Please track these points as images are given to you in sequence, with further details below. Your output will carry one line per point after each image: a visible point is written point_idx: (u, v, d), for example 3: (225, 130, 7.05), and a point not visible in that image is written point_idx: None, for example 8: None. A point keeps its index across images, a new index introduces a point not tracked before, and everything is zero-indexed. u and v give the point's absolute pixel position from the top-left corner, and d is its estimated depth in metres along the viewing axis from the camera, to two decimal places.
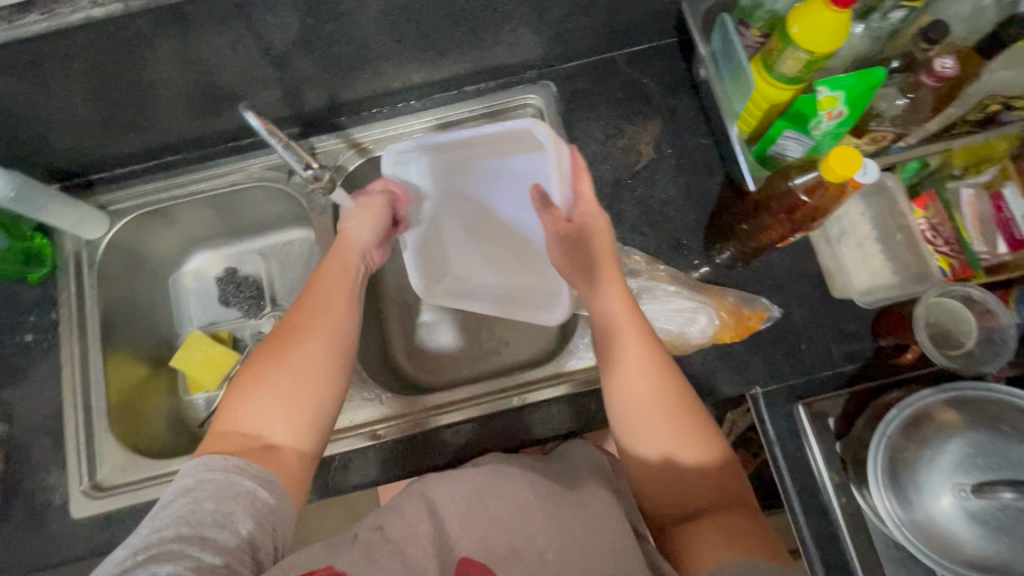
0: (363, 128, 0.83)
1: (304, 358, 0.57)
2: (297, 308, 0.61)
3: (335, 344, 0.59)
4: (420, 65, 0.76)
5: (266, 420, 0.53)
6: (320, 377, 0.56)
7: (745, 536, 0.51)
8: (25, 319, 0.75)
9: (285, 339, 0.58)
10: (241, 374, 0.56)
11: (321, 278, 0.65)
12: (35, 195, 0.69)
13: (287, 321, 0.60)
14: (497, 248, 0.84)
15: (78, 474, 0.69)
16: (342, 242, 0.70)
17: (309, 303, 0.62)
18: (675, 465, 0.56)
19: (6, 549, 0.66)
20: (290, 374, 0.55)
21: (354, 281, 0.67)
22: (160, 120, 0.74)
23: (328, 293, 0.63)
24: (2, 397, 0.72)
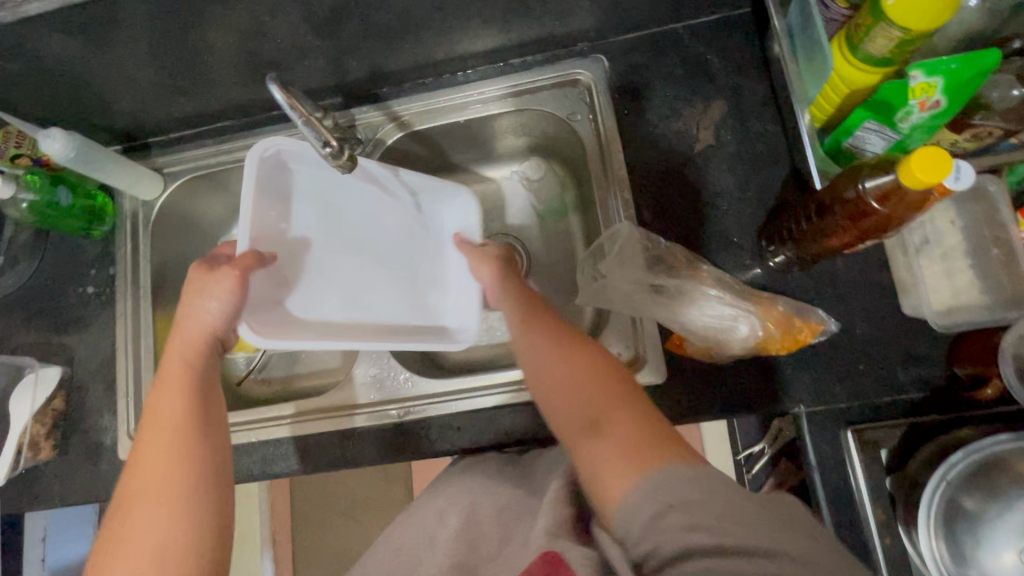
0: (404, 100, 0.80)
1: (146, 517, 0.48)
2: (132, 469, 0.51)
3: (179, 478, 0.50)
4: (464, 34, 0.72)
5: None
6: (167, 523, 0.48)
7: (651, 436, 0.48)
8: (87, 272, 0.80)
9: (127, 509, 0.49)
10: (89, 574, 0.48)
11: (149, 425, 0.54)
12: (94, 155, 0.72)
13: (127, 485, 0.51)
14: (361, 296, 0.69)
15: (126, 418, 0.75)
16: (180, 352, 0.58)
17: (149, 454, 0.52)
18: (584, 390, 0.52)
19: (65, 480, 0.74)
20: (132, 544, 0.47)
21: (189, 393, 0.56)
22: (208, 86, 0.75)
23: (164, 432, 0.53)
24: (65, 342, 0.78)
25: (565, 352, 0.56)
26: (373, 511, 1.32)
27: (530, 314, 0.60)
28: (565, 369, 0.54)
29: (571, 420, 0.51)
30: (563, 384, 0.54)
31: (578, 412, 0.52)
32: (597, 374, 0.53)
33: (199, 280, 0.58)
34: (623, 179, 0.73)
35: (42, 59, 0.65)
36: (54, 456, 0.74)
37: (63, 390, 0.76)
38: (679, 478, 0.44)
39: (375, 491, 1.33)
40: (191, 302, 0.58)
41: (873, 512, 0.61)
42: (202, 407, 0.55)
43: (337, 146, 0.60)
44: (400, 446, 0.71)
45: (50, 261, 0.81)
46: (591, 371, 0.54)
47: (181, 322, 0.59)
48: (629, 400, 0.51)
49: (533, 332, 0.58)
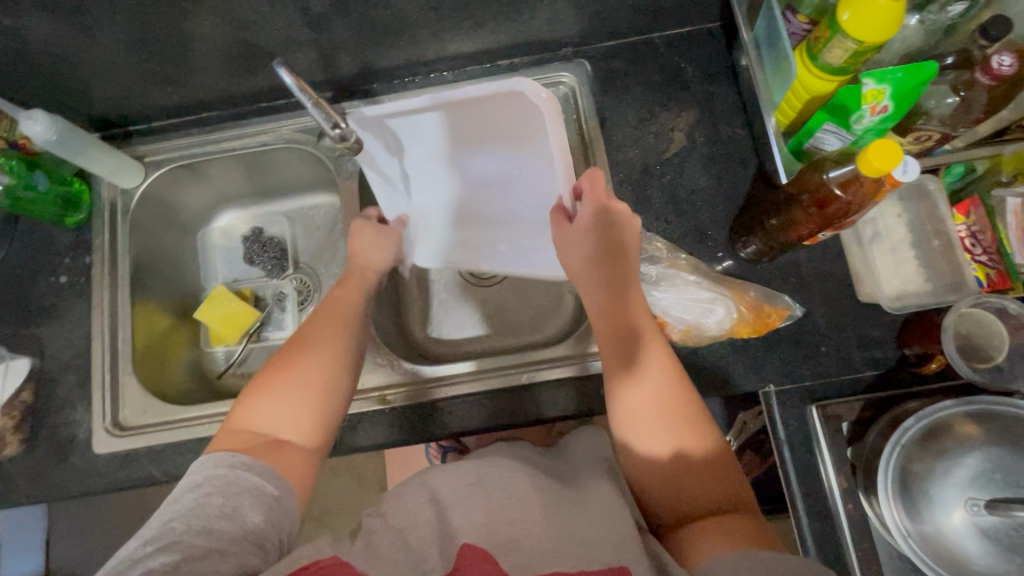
0: (394, 96, 0.82)
1: (313, 367, 0.61)
2: (306, 328, 0.65)
3: (337, 362, 0.63)
4: (455, 35, 0.75)
5: (279, 421, 0.58)
6: (323, 382, 0.61)
7: (745, 525, 0.53)
8: (60, 260, 0.77)
9: (297, 350, 0.63)
10: (251, 384, 0.60)
11: (330, 303, 0.69)
12: (77, 140, 0.70)
13: (300, 335, 0.65)
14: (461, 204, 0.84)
15: (101, 411, 0.72)
16: (359, 267, 0.74)
17: (322, 323, 0.66)
18: (685, 459, 0.57)
19: (32, 476, 0.70)
20: (293, 380, 0.60)
21: (362, 302, 0.71)
22: (196, 75, 0.75)
23: (338, 317, 0.67)
24: (34, 333, 0.75)
25: (663, 423, 0.58)
26: (347, 517, 1.29)
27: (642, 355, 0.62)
28: (663, 436, 0.58)
29: (670, 501, 0.56)
30: (664, 436, 0.58)
31: (679, 491, 0.56)
32: (695, 444, 0.58)
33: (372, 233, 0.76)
34: (606, 176, 0.78)
35: (24, 36, 0.63)
36: (22, 452, 0.71)
37: (32, 382, 0.73)
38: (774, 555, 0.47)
39: (349, 496, 1.30)
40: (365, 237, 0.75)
41: (837, 481, 0.66)
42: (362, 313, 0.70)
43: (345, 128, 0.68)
44: (391, 431, 0.72)
45: (19, 249, 0.78)
46: (683, 451, 0.57)
47: (370, 239, 0.75)
48: (720, 474, 0.57)
49: (634, 385, 0.60)
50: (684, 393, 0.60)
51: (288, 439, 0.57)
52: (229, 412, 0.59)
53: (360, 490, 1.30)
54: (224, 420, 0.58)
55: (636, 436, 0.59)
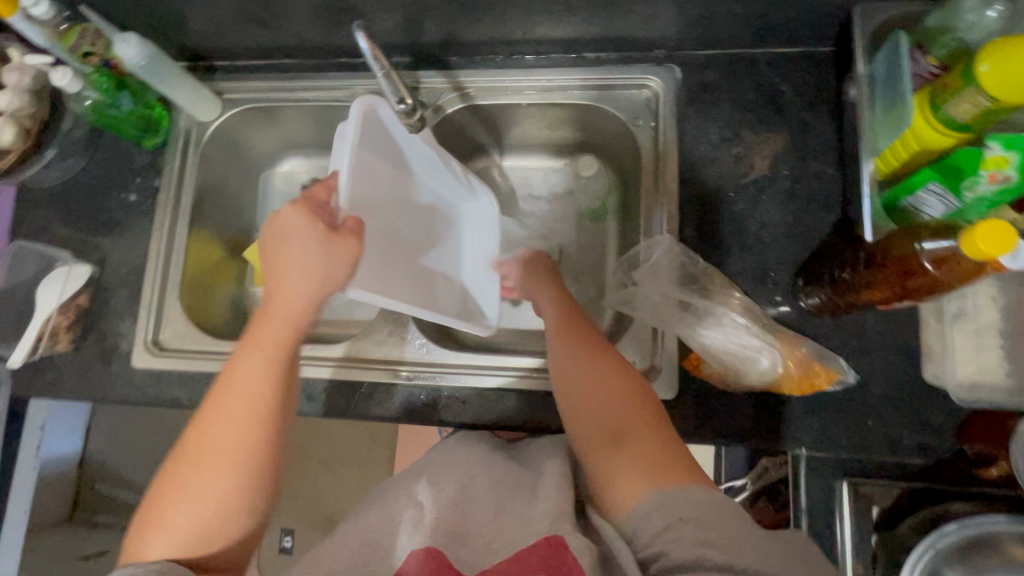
0: (471, 73, 0.80)
1: (211, 470, 0.50)
2: (205, 425, 0.52)
3: (244, 449, 0.51)
4: (545, 20, 0.72)
5: (179, 543, 0.49)
6: (222, 487, 0.50)
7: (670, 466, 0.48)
8: (133, 179, 0.81)
9: (193, 462, 0.51)
10: (151, 492, 0.51)
11: (232, 384, 0.53)
12: (160, 67, 0.72)
13: (193, 438, 0.52)
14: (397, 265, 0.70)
15: (145, 328, 0.76)
16: (282, 295, 0.56)
17: (226, 416, 0.52)
18: (609, 417, 0.53)
19: (77, 374, 0.75)
20: (191, 489, 0.50)
21: (280, 354, 0.55)
22: (284, 21, 0.75)
23: (248, 404, 0.53)
24: (100, 242, 0.80)
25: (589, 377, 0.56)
26: (353, 468, 1.33)
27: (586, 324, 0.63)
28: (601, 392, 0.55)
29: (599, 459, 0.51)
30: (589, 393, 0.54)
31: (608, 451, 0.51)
32: (624, 400, 0.54)
33: (295, 234, 0.56)
34: (673, 194, 0.73)
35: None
36: (71, 349, 0.76)
37: (90, 289, 0.78)
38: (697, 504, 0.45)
39: (358, 449, 1.34)
40: (292, 234, 0.56)
41: (852, 565, 0.61)
42: (284, 370, 0.55)
43: (411, 105, 0.66)
44: (405, 406, 0.72)
45: (98, 162, 0.82)
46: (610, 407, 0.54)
47: (280, 258, 0.57)
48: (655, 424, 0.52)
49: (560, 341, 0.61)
50: (611, 362, 0.57)
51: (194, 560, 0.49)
52: (133, 525, 0.52)
53: (370, 445, 1.34)
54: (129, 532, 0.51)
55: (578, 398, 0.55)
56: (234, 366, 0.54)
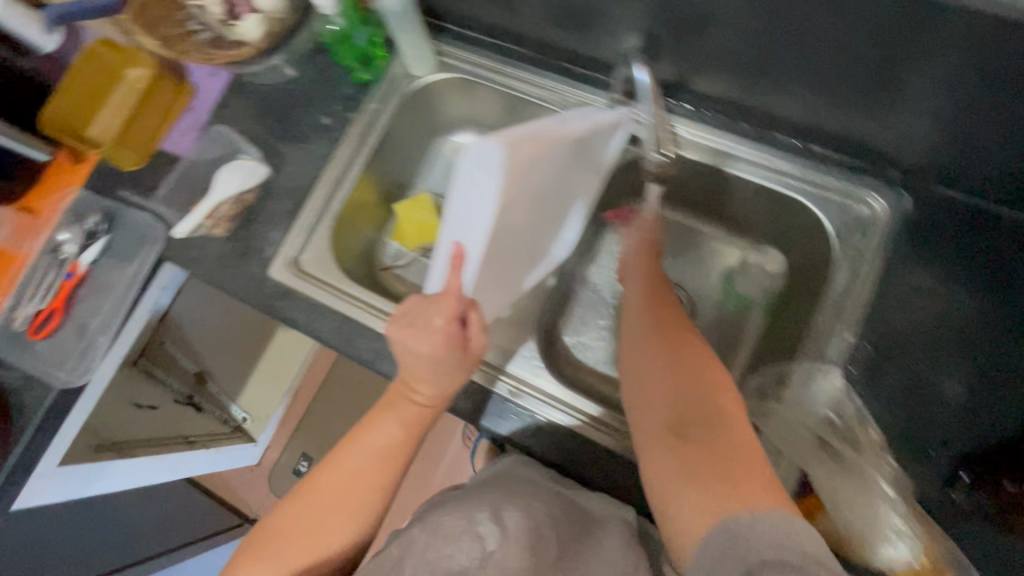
0: (687, 122, 0.76)
1: (332, 510, 0.62)
2: (328, 479, 0.64)
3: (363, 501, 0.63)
4: (793, 101, 0.67)
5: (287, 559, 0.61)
6: (338, 525, 0.62)
7: (740, 466, 0.51)
8: (331, 105, 0.84)
9: (311, 508, 0.63)
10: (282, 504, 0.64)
11: (369, 439, 0.65)
12: (402, 14, 0.74)
13: (323, 478, 0.64)
14: (520, 258, 0.71)
15: (292, 244, 0.79)
16: (415, 376, 0.65)
17: (347, 477, 0.64)
18: (677, 391, 0.58)
19: (221, 261, 0.80)
20: (312, 518, 0.62)
21: (412, 433, 0.66)
22: (529, 13, 0.74)
23: (366, 474, 0.64)
24: (281, 150, 0.84)
25: (661, 352, 0.62)
26: None
27: (668, 301, 0.69)
28: (682, 369, 0.59)
29: (667, 436, 0.55)
30: (654, 401, 0.58)
31: (671, 422, 0.56)
32: (695, 381, 0.58)
33: (422, 337, 0.62)
34: (853, 326, 0.66)
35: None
36: (223, 237, 0.80)
37: (259, 191, 0.82)
38: (768, 526, 0.46)
39: None
40: (413, 343, 0.62)
41: None
42: (410, 445, 0.67)
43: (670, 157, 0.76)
44: (497, 420, 0.72)
45: (307, 77, 0.85)
46: (679, 381, 0.58)
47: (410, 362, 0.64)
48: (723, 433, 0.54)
49: (639, 308, 0.68)
50: (693, 350, 0.61)
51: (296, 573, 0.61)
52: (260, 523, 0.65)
53: None
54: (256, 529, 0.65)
55: (647, 375, 0.61)
56: (365, 434, 0.66)
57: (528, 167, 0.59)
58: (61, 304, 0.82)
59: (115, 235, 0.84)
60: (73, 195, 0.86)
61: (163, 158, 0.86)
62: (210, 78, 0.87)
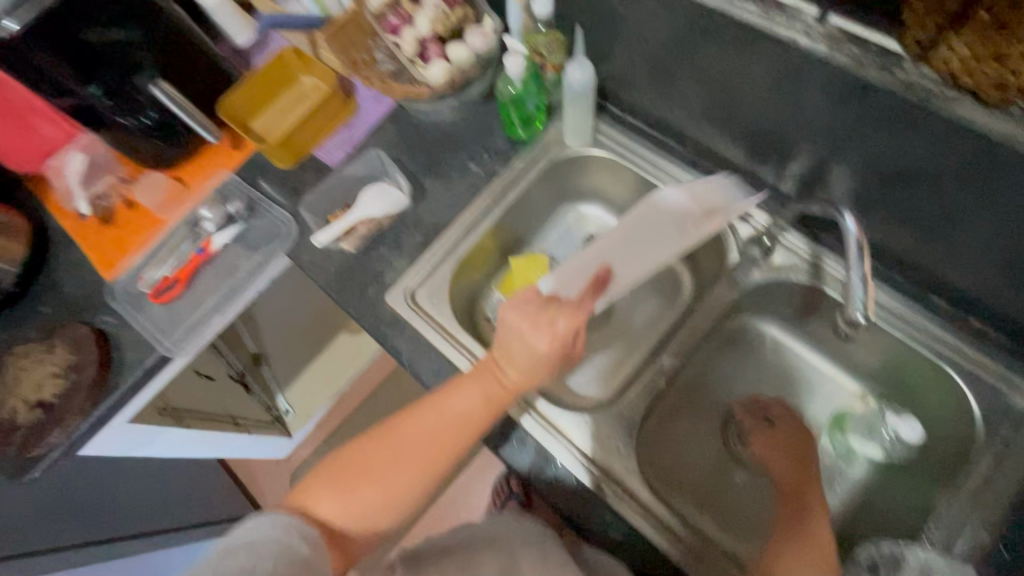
0: (839, 261, 0.74)
1: (400, 470, 0.62)
2: (407, 430, 0.63)
3: (430, 465, 0.62)
4: (967, 272, 0.64)
5: (342, 507, 0.60)
6: (403, 485, 0.62)
7: None
8: (482, 153, 0.87)
9: (389, 455, 0.62)
10: (349, 448, 0.64)
11: (449, 405, 0.64)
12: (583, 95, 0.76)
13: (398, 432, 0.63)
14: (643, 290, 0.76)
15: (413, 277, 0.81)
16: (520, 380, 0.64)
17: (423, 434, 0.63)
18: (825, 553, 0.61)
19: (344, 275, 0.82)
20: (376, 471, 0.61)
21: (491, 411, 0.64)
22: (704, 118, 0.75)
23: (443, 436, 0.63)
24: (425, 184, 0.86)
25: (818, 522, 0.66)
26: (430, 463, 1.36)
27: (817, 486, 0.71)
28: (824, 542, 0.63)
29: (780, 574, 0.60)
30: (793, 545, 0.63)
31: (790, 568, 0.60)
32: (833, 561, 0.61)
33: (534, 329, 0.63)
34: (990, 525, 0.60)
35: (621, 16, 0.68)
36: (352, 252, 0.83)
37: (395, 218, 0.84)
38: None
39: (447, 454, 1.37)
40: (532, 336, 0.63)
41: None
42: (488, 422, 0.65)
43: (864, 322, 0.55)
44: (579, 508, 0.70)
45: (465, 123, 0.88)
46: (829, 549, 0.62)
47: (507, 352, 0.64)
48: None
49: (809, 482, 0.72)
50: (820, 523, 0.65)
51: (344, 524, 0.60)
52: (319, 464, 0.64)
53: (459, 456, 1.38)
54: (313, 471, 0.63)
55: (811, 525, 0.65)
56: (451, 395, 0.64)
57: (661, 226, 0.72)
58: (187, 275, 0.85)
59: (249, 224, 0.89)
60: (222, 176, 0.92)
61: (313, 163, 0.90)
62: (375, 102, 0.92)
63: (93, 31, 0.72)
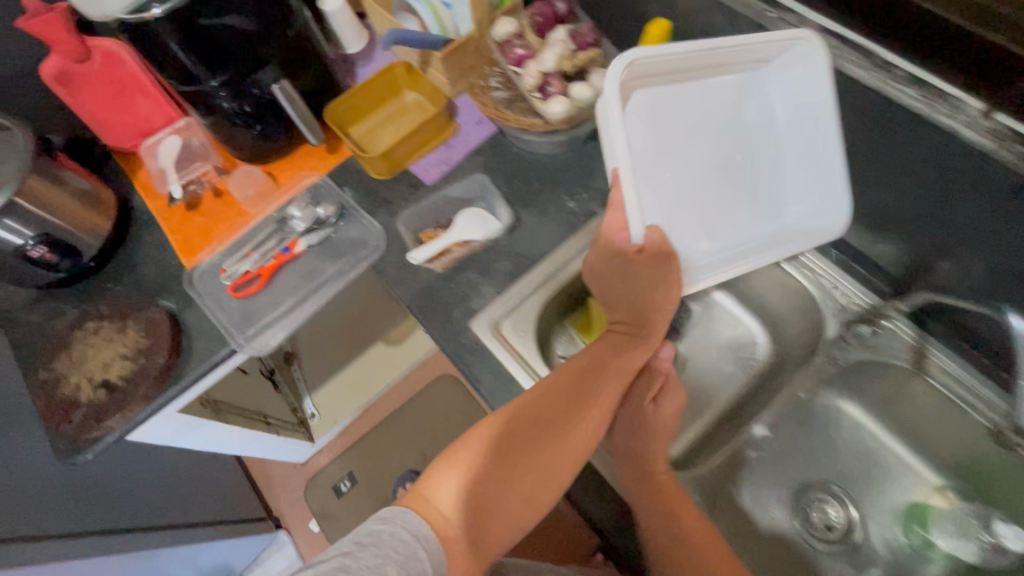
0: (944, 353, 0.77)
1: (517, 443, 0.63)
2: (519, 408, 0.65)
3: (546, 442, 0.64)
4: None
5: (461, 492, 0.57)
6: (524, 463, 0.63)
7: None
8: (581, 191, 0.86)
9: (506, 434, 0.63)
10: (461, 438, 0.63)
11: (560, 378, 0.68)
12: None
13: (512, 411, 0.65)
14: (727, 216, 0.74)
15: (500, 307, 0.79)
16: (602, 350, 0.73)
17: (540, 409, 0.65)
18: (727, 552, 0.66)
19: (430, 294, 0.80)
20: (493, 450, 0.62)
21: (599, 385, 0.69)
22: None
23: (554, 406, 0.66)
24: (520, 214, 0.85)
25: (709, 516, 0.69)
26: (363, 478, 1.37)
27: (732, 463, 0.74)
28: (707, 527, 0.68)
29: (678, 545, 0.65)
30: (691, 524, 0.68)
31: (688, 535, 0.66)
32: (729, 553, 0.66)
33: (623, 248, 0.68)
34: None
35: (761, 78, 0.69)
36: (441, 273, 0.82)
37: (487, 244, 0.83)
38: None
39: None
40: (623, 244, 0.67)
41: None
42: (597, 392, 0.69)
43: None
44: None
45: (566, 159, 0.88)
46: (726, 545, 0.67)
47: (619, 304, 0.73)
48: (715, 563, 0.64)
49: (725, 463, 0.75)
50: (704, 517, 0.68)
51: (465, 511, 0.57)
52: (431, 462, 0.61)
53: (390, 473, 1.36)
54: (423, 473, 0.60)
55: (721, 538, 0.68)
56: (563, 370, 0.69)
57: (682, 121, 0.68)
58: (269, 272, 0.84)
59: (339, 230, 0.87)
60: (312, 180, 0.91)
61: (408, 177, 0.90)
62: (476, 126, 0.92)
63: (209, 14, 0.70)
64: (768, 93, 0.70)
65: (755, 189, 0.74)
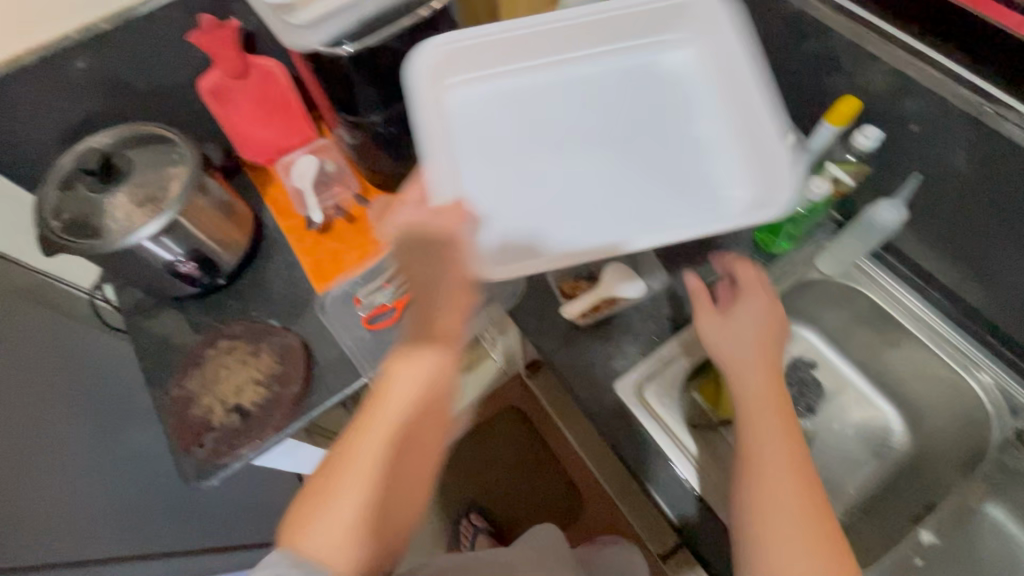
0: None
1: (364, 455, 0.52)
2: (386, 394, 0.53)
3: (395, 432, 0.52)
4: None
5: (344, 511, 0.50)
6: (375, 460, 0.52)
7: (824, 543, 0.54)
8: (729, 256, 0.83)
9: (371, 421, 0.53)
10: (311, 482, 0.54)
11: (400, 365, 0.53)
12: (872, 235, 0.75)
13: (346, 433, 0.54)
14: (681, 180, 0.67)
15: (643, 370, 0.77)
16: (460, 262, 0.54)
17: (409, 379, 0.53)
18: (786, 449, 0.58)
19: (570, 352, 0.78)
20: (339, 467, 0.52)
21: (463, 275, 0.54)
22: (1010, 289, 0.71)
23: (428, 365, 0.53)
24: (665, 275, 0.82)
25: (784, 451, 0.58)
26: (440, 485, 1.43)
27: (759, 385, 0.62)
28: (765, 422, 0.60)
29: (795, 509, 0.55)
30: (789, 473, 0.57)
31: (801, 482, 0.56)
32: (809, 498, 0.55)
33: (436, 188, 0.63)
34: None
35: (955, 165, 0.67)
36: (581, 329, 0.79)
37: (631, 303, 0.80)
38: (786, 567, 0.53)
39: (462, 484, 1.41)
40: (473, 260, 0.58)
41: None
42: (459, 283, 0.54)
43: None
44: None
45: None
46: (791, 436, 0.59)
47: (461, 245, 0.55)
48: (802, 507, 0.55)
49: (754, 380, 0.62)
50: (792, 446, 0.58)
51: (351, 540, 0.50)
52: (303, 488, 0.54)
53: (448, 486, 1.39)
54: (298, 500, 0.54)
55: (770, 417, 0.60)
56: (429, 294, 0.54)
57: (580, 92, 0.72)
58: (404, 305, 0.82)
59: None
60: None
61: None
62: None
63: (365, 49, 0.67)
64: (688, 62, 0.72)
65: (631, 161, 0.69)
